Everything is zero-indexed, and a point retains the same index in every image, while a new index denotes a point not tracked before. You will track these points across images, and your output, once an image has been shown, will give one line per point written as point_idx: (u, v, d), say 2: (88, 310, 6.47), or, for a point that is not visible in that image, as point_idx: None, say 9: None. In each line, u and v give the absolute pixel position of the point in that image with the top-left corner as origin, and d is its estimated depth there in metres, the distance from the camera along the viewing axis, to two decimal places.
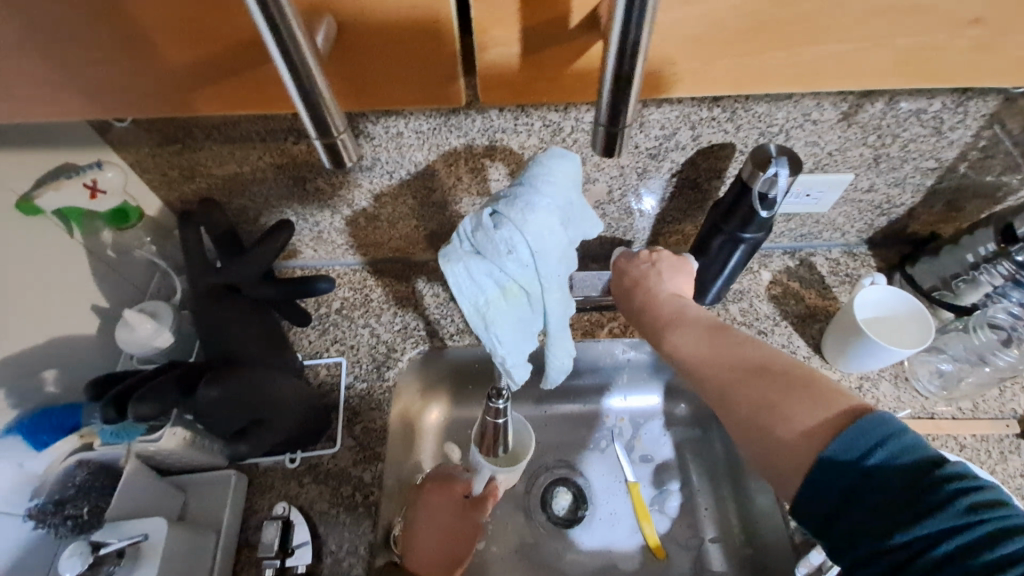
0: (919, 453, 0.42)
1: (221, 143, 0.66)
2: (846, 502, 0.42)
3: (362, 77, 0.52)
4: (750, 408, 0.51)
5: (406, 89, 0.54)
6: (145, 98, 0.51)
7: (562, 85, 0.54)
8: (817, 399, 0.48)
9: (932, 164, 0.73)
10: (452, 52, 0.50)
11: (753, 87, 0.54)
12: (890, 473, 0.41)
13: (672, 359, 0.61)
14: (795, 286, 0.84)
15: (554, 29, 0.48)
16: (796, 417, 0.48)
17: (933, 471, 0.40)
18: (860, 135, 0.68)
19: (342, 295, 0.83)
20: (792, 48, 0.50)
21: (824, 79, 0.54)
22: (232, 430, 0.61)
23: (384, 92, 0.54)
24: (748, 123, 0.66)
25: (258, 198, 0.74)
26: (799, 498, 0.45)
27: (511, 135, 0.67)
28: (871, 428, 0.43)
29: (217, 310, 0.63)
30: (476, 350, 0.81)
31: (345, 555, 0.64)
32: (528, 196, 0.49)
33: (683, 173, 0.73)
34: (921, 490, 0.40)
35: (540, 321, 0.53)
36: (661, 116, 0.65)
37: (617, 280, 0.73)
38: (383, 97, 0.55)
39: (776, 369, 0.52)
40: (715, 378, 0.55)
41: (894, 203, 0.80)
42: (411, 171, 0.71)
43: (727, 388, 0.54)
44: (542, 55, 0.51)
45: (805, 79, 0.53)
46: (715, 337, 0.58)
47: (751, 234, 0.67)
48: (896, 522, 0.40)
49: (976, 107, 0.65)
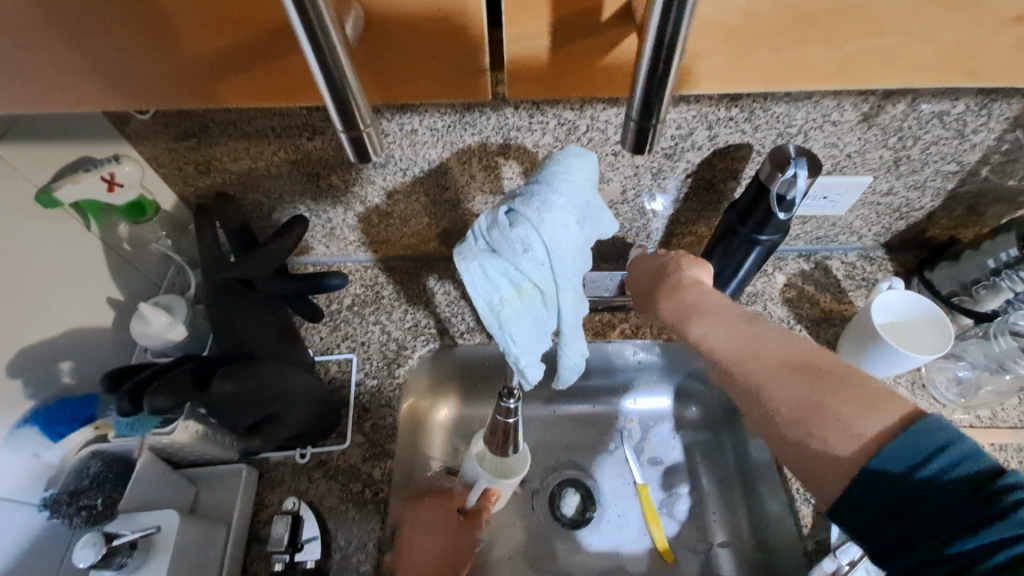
0: (976, 462, 0.39)
1: (237, 138, 0.66)
2: (893, 512, 0.41)
3: (388, 71, 0.51)
4: (792, 409, 0.50)
5: (432, 83, 0.53)
6: (175, 90, 0.51)
7: (588, 79, 0.52)
8: (867, 402, 0.46)
9: (954, 168, 0.71)
10: (478, 45, 0.49)
11: (789, 83, 0.52)
12: (945, 485, 0.39)
13: (702, 349, 0.59)
14: (811, 290, 0.82)
15: (583, 24, 0.47)
16: (847, 420, 0.46)
17: (991, 483, 0.38)
18: (880, 137, 0.66)
19: (353, 292, 0.83)
20: (833, 38, 0.48)
21: (865, 76, 0.52)
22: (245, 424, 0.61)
23: (408, 86, 0.53)
24: (766, 123, 0.64)
25: (272, 193, 0.74)
26: (841, 500, 0.44)
27: (526, 133, 0.66)
28: (924, 435, 0.42)
29: (228, 304, 0.63)
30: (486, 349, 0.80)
31: (354, 551, 0.64)
32: (545, 193, 0.48)
33: (698, 173, 0.72)
34: (977, 501, 0.38)
35: (554, 322, 0.52)
36: (678, 116, 0.63)
37: (644, 262, 0.74)
38: (408, 92, 0.54)
39: (819, 367, 0.51)
40: (753, 376, 0.54)
41: (913, 206, 0.78)
42: (425, 168, 0.71)
43: (767, 387, 0.52)
44: (572, 48, 0.49)
45: (845, 75, 0.51)
46: (750, 330, 0.57)
47: (768, 236, 0.66)
48: (949, 534, 0.38)
49: (1000, 110, 0.63)
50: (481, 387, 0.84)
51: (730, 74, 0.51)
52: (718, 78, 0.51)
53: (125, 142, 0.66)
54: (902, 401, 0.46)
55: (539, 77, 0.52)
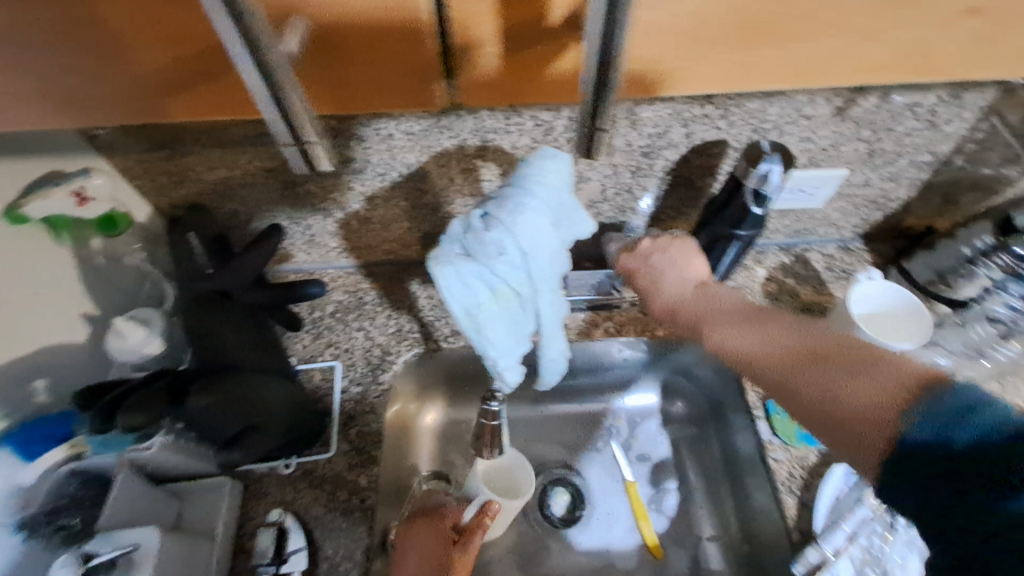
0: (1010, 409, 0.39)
1: (211, 147, 0.65)
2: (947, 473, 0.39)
3: (340, 85, 0.51)
4: (820, 392, 0.49)
5: (386, 96, 0.53)
6: (121, 104, 0.50)
7: (548, 86, 0.53)
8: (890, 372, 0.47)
9: (927, 158, 0.72)
10: (427, 57, 0.49)
11: (745, 86, 0.52)
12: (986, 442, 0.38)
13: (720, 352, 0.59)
14: (791, 283, 0.83)
15: (534, 31, 0.47)
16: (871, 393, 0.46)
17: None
18: (854, 130, 0.67)
19: (336, 299, 0.83)
20: (802, 36, 0.48)
21: (820, 77, 0.52)
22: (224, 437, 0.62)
23: (362, 99, 0.53)
24: (741, 119, 0.64)
25: (249, 202, 0.73)
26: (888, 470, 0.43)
27: (503, 135, 0.65)
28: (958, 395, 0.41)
29: (208, 318, 0.62)
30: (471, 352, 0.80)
31: (341, 560, 0.64)
32: (521, 197, 0.48)
33: (676, 170, 0.72)
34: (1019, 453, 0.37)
35: (532, 324, 0.52)
36: (653, 114, 0.64)
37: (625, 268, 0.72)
38: (361, 104, 0.54)
39: (838, 351, 0.51)
40: (776, 369, 0.54)
41: (890, 198, 0.79)
42: (403, 173, 0.70)
43: (790, 380, 0.52)
44: (524, 56, 0.49)
45: (800, 75, 0.52)
46: (755, 321, 0.58)
47: (746, 232, 0.66)
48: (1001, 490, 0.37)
49: (972, 100, 0.64)
50: (468, 390, 0.84)
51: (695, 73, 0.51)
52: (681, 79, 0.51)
53: (96, 154, 0.63)
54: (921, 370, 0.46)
55: (491, 87, 0.52)
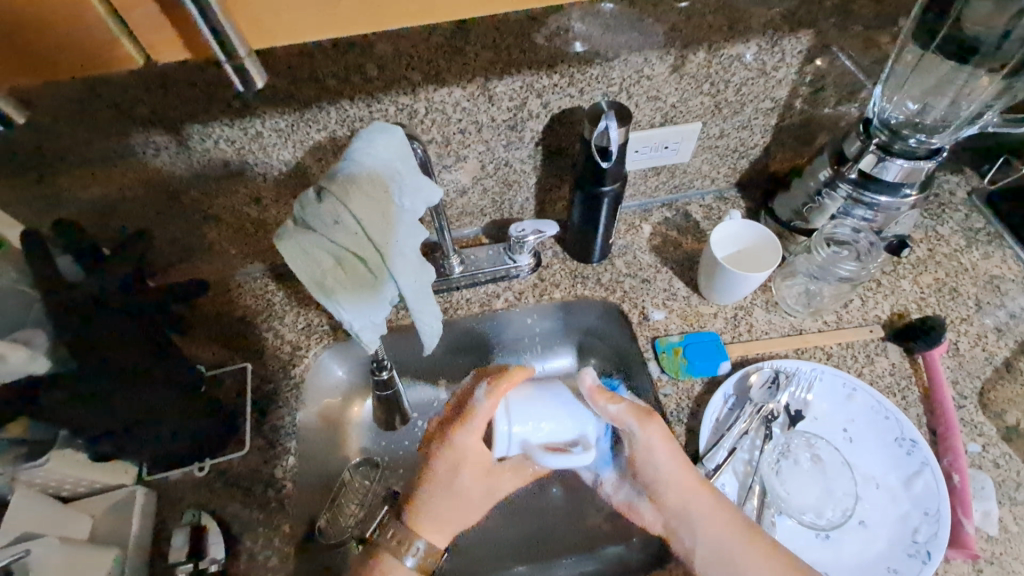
0: None
1: (79, 165, 0.64)
2: None
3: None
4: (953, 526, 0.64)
5: (305, 13, 0.33)
6: None
7: None
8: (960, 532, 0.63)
9: (771, 106, 0.79)
10: (354, 8, 0.33)
11: None
12: None
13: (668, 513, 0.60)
14: (674, 235, 0.88)
15: None
16: (965, 540, 0.62)
17: None
18: (694, 85, 0.73)
19: (243, 304, 0.82)
20: None
21: None
22: (113, 431, 0.60)
23: (268, 15, 0.33)
24: (589, 85, 0.70)
25: (136, 217, 0.72)
26: None
27: (370, 123, 0.67)
28: None
29: (105, 318, 0.58)
30: (395, 337, 0.82)
31: (260, 549, 0.64)
32: (347, 169, 0.50)
33: (546, 140, 0.76)
34: None
35: (393, 288, 0.55)
36: (506, 88, 0.68)
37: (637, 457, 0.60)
38: (280, 25, 0.34)
39: (905, 499, 0.65)
40: None
41: (748, 145, 0.85)
42: (283, 170, 0.71)
43: (956, 523, 0.63)
44: None
45: None
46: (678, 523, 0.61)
47: (609, 186, 0.72)
48: None
49: (791, 45, 0.71)
50: (382, 396, 0.79)
51: (269, 6, 0.32)
52: (246, 17, 0.33)
53: None
54: (962, 540, 0.62)
55: None
